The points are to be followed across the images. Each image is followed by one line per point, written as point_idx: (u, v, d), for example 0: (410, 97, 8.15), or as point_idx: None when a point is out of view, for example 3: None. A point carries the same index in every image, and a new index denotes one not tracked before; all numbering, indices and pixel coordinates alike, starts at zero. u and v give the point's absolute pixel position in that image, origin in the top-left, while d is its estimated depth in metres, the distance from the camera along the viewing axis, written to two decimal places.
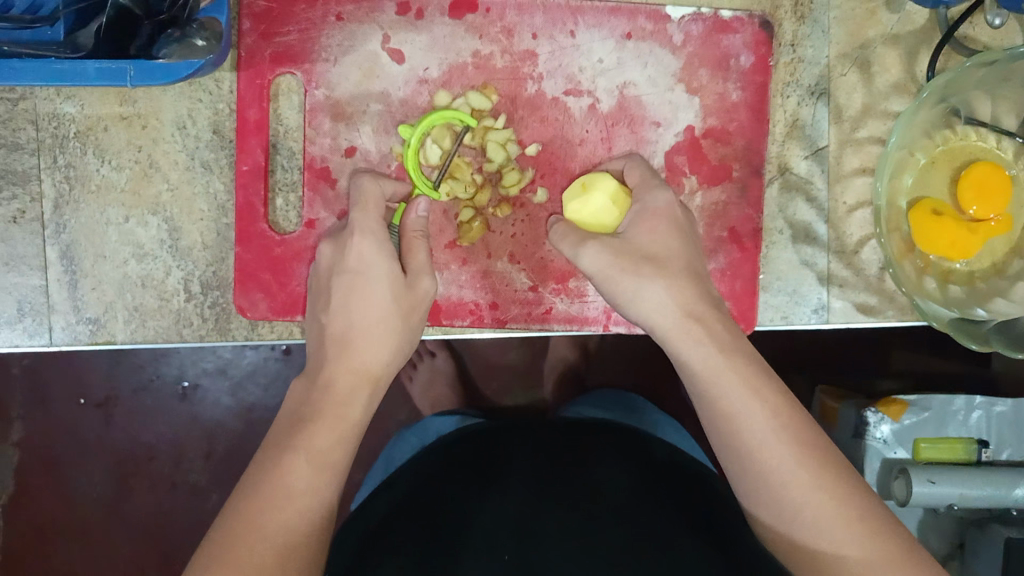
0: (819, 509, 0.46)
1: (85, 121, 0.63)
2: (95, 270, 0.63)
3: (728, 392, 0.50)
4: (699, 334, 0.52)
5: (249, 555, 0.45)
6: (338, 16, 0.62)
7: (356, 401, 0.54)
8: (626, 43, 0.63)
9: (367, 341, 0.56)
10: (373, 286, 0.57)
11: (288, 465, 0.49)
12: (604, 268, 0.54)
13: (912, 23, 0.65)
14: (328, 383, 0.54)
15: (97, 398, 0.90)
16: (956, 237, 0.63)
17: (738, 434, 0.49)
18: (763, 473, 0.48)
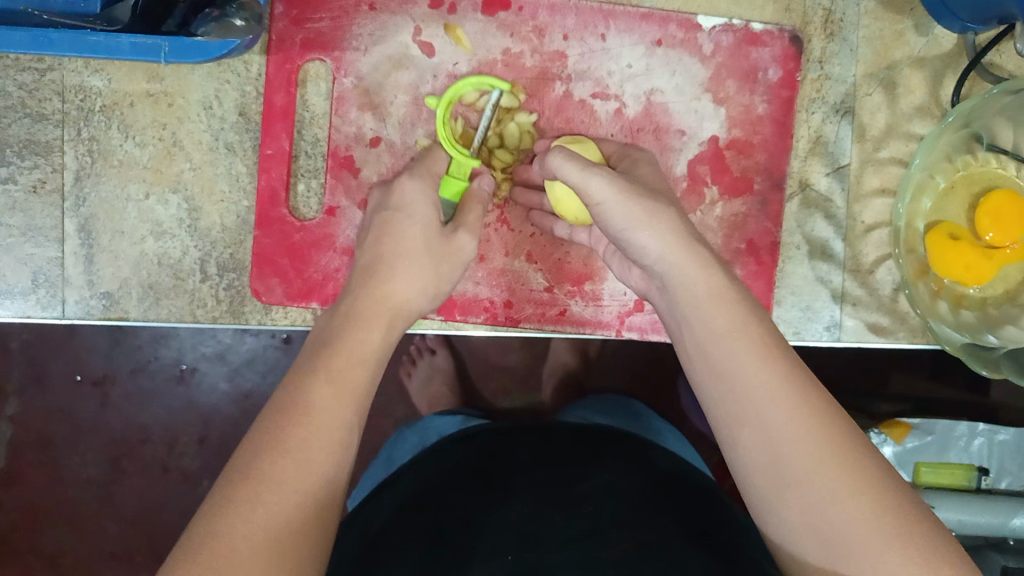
0: (801, 446, 0.41)
1: (112, 96, 0.63)
2: (112, 245, 0.63)
3: (721, 319, 0.46)
4: (703, 258, 0.49)
5: (271, 463, 0.40)
6: (371, 6, 0.62)
7: (375, 329, 0.50)
8: (655, 50, 0.63)
9: (402, 271, 0.54)
10: (411, 231, 0.55)
11: (310, 386, 0.44)
12: (612, 196, 0.51)
13: (940, 46, 0.66)
14: (349, 311, 0.51)
15: (95, 375, 0.87)
16: (970, 262, 0.63)
17: (729, 360, 0.45)
18: (752, 398, 0.43)
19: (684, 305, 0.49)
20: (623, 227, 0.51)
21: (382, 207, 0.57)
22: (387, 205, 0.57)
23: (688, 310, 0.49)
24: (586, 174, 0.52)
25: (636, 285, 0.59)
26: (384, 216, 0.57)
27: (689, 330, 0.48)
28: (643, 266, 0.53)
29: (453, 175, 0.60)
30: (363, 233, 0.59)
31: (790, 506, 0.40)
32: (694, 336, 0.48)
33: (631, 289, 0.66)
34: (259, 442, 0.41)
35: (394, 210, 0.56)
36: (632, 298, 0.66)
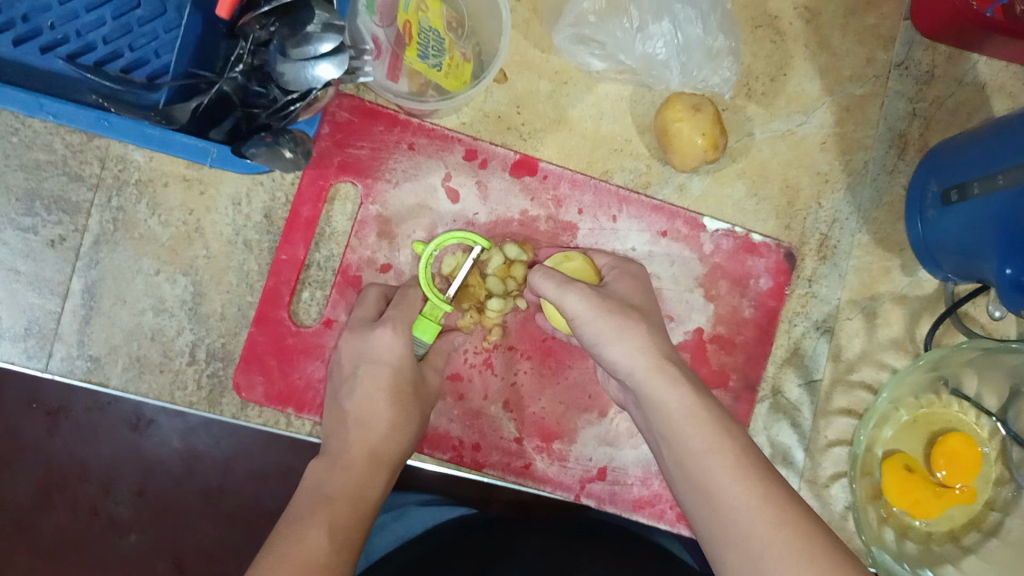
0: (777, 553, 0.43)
1: (149, 173, 0.66)
2: (110, 311, 0.65)
3: (697, 438, 0.49)
4: (673, 378, 0.52)
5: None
6: (410, 146, 0.66)
7: (378, 485, 0.59)
8: (660, 239, 0.68)
9: (387, 425, 0.60)
10: (393, 377, 0.61)
11: (307, 535, 0.53)
12: (588, 313, 0.54)
13: (921, 289, 0.70)
14: (347, 467, 0.58)
15: (49, 404, 0.76)
16: (920, 498, 0.66)
17: (708, 477, 0.48)
18: (735, 514, 0.46)
19: (656, 425, 0.53)
20: (596, 340, 0.54)
21: (363, 360, 0.62)
22: (365, 356, 0.62)
23: (663, 434, 0.52)
24: (563, 290, 0.55)
25: (615, 393, 0.64)
26: (365, 368, 0.62)
27: (667, 453, 0.52)
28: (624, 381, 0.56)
29: (428, 316, 0.63)
30: (340, 382, 0.63)
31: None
32: (671, 456, 0.51)
33: (596, 457, 0.68)
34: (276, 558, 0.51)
35: (377, 362, 0.62)
36: (595, 465, 0.68)
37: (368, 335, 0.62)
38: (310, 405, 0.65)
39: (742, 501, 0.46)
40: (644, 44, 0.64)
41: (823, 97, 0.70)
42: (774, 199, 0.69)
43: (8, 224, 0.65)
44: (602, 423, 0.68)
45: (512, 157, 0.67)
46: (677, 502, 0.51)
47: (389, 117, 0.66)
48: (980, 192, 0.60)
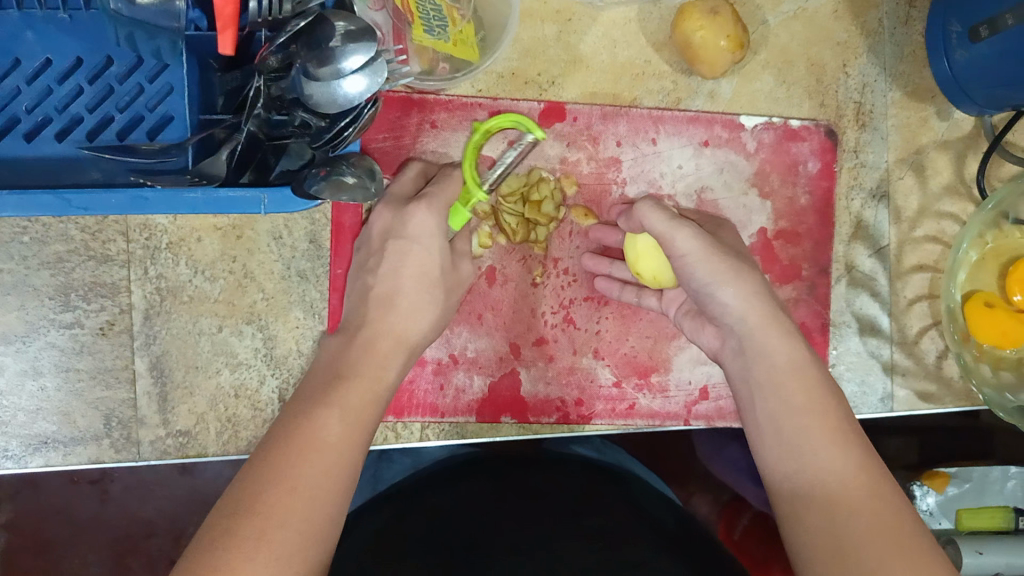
0: (863, 520, 0.43)
1: (179, 233, 0.62)
2: (185, 381, 0.63)
3: (800, 393, 0.49)
4: (785, 330, 0.52)
5: (303, 461, 0.44)
6: (433, 124, 0.64)
7: (392, 366, 0.52)
8: (703, 150, 0.67)
9: (414, 310, 0.54)
10: (422, 258, 0.55)
11: (321, 418, 0.46)
12: (698, 255, 0.52)
13: (960, 129, 0.70)
14: (370, 343, 0.52)
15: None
16: (1007, 329, 0.66)
17: (805, 433, 0.48)
18: (823, 475, 0.46)
19: (751, 378, 0.52)
20: (707, 284, 0.53)
21: (391, 234, 0.56)
22: (398, 231, 0.55)
23: (757, 388, 0.51)
24: (674, 225, 0.52)
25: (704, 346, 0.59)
26: (394, 244, 0.55)
27: (757, 405, 0.51)
28: (721, 326, 0.55)
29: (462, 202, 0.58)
30: (368, 257, 0.57)
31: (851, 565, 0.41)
32: (762, 406, 0.50)
33: (696, 378, 0.66)
34: (292, 445, 0.44)
35: (408, 239, 0.55)
36: (696, 387, 0.67)
37: (403, 212, 0.56)
38: (409, 408, 0.63)
39: (829, 457, 0.46)
40: None
41: None
42: (802, 81, 0.68)
43: (49, 325, 0.62)
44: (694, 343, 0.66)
45: (538, 108, 0.65)
46: (759, 454, 0.50)
47: (403, 101, 0.63)
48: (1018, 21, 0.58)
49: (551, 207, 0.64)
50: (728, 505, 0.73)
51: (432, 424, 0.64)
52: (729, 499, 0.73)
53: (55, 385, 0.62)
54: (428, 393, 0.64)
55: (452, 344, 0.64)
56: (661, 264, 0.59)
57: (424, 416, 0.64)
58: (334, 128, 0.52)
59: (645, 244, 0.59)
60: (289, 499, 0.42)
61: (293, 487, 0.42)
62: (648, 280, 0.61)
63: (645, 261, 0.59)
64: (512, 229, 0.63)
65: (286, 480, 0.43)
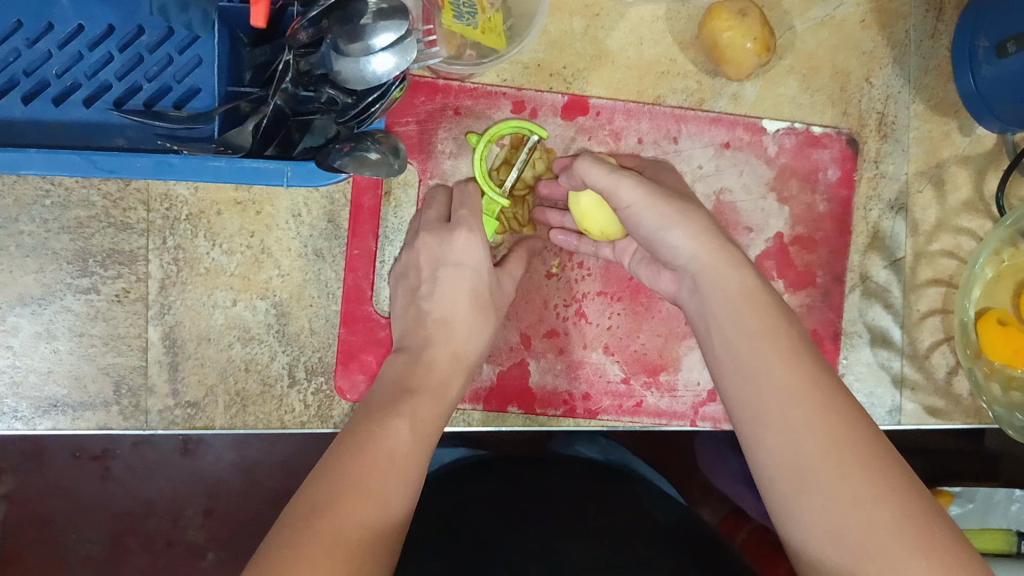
0: (819, 451, 0.41)
1: (199, 205, 0.63)
2: (197, 352, 0.63)
3: (751, 322, 0.46)
4: (734, 262, 0.49)
5: (377, 464, 0.43)
6: (457, 111, 0.64)
7: (454, 381, 0.53)
8: (724, 151, 0.67)
9: (468, 325, 0.55)
10: (473, 281, 0.56)
11: (389, 428, 0.46)
12: (645, 199, 0.50)
13: (982, 145, 0.71)
14: (430, 363, 0.53)
15: (94, 449, 0.64)
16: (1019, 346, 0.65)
17: (756, 365, 0.45)
18: (777, 403, 0.43)
19: (707, 312, 0.49)
20: (654, 228, 0.51)
21: (441, 262, 0.56)
22: (444, 259, 0.56)
23: (714, 323, 0.49)
24: (617, 175, 0.50)
25: (665, 288, 0.57)
26: (445, 271, 0.56)
27: (712, 339, 0.48)
28: (676, 269, 0.53)
29: (487, 212, 0.60)
30: (415, 286, 0.58)
31: (811, 496, 0.40)
32: (719, 339, 0.48)
33: (704, 379, 0.66)
34: (367, 449, 0.44)
35: (459, 265, 0.56)
36: (705, 387, 0.67)
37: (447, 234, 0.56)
38: None
39: (787, 386, 0.43)
40: None
41: None
42: (826, 88, 0.68)
43: (66, 289, 0.62)
44: None
45: (561, 101, 0.65)
46: (719, 391, 0.48)
47: (429, 86, 0.64)
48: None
49: (530, 173, 0.63)
50: (728, 517, 0.71)
51: None
52: (729, 511, 0.71)
53: (68, 348, 0.62)
54: None
55: None
56: (607, 220, 0.57)
57: None
58: (361, 105, 0.53)
59: (588, 202, 0.57)
60: (361, 499, 0.41)
61: (366, 496, 0.41)
62: (596, 233, 0.59)
63: (592, 219, 0.58)
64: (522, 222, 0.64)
65: (356, 485, 0.41)
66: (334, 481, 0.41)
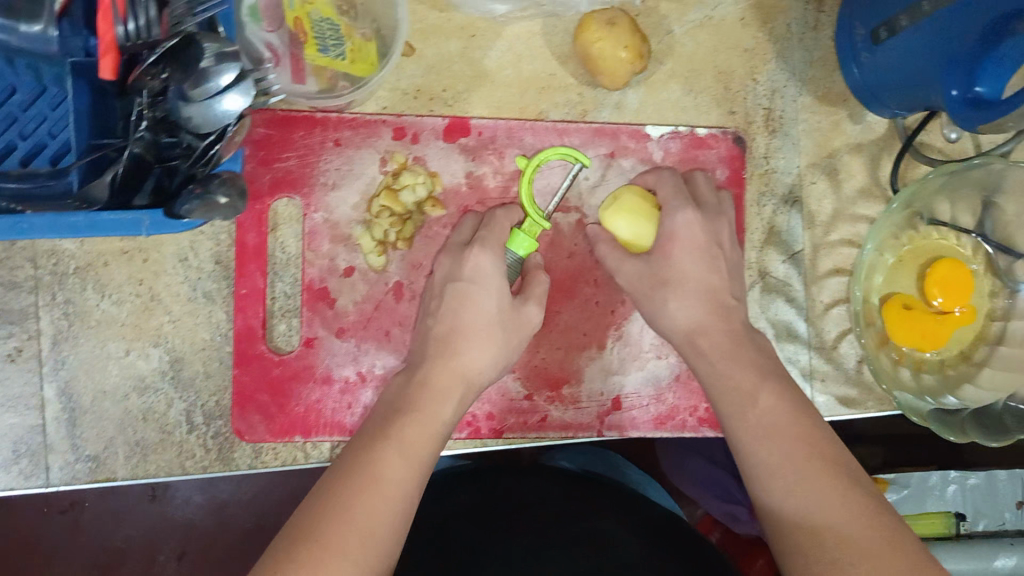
0: (798, 470, 0.50)
1: (85, 258, 0.63)
2: (95, 405, 0.63)
3: (744, 378, 0.55)
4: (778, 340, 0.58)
5: (366, 492, 0.46)
6: (336, 142, 0.63)
7: (450, 400, 0.55)
8: (610, 161, 0.66)
9: (473, 349, 0.57)
10: (484, 298, 0.58)
11: (381, 454, 0.49)
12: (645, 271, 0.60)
13: (873, 131, 0.70)
14: (425, 381, 0.55)
15: None
16: (926, 330, 0.67)
17: (750, 410, 0.54)
18: (768, 438, 0.52)
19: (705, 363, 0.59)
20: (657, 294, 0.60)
21: (452, 278, 0.59)
22: (456, 275, 0.59)
23: (716, 383, 0.57)
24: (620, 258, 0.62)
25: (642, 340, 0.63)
26: (455, 287, 0.58)
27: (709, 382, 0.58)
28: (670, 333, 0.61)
29: (525, 231, 0.58)
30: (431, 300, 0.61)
31: (802, 509, 0.48)
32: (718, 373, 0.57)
33: (607, 388, 0.67)
34: (360, 473, 0.48)
35: (468, 281, 0.58)
36: (609, 397, 0.67)
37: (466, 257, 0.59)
38: (316, 427, 0.64)
39: (767, 412, 0.53)
40: None
41: None
42: (710, 89, 0.68)
43: None
44: (605, 353, 0.67)
45: (441, 124, 0.64)
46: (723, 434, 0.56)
47: (306, 119, 0.63)
48: (931, 9, 0.58)
49: (411, 197, 0.63)
50: None
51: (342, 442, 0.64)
52: None
53: None
54: (335, 411, 0.64)
55: (360, 363, 0.64)
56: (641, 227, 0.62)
57: (331, 434, 0.64)
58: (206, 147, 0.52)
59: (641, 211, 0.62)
60: (343, 529, 0.44)
61: (351, 518, 0.45)
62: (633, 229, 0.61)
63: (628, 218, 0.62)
64: (398, 239, 0.63)
65: (340, 513, 0.45)
66: (318, 512, 0.45)
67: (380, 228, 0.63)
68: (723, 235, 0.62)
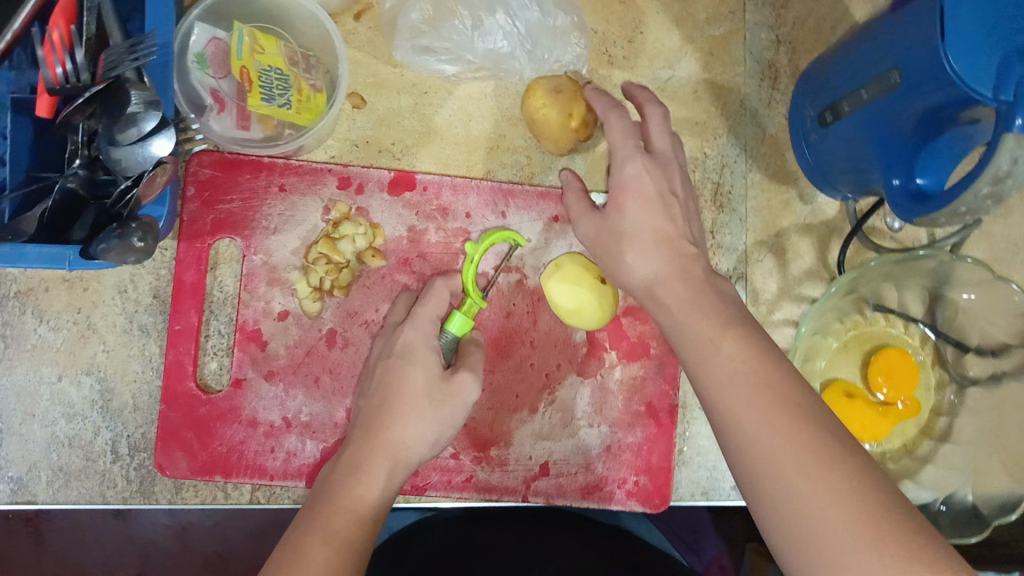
0: (777, 441, 0.41)
1: (28, 283, 0.64)
2: (23, 428, 0.63)
3: (700, 325, 0.48)
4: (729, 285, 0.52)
5: None
6: (281, 188, 0.65)
7: (377, 481, 0.52)
8: (553, 225, 0.67)
9: (401, 422, 0.55)
10: (421, 370, 0.57)
11: (304, 546, 0.46)
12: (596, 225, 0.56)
13: (823, 214, 0.71)
14: (353, 463, 0.53)
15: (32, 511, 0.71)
16: (866, 420, 0.66)
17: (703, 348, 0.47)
18: (722, 384, 0.45)
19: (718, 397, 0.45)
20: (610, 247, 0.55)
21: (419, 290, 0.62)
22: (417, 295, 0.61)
23: (678, 340, 0.50)
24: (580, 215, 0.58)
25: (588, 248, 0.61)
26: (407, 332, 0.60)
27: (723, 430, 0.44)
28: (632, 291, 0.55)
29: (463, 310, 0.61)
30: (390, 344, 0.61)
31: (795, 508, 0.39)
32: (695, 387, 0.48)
33: (536, 453, 0.66)
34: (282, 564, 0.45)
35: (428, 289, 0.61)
36: (537, 462, 0.66)
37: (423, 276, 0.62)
38: (237, 468, 0.63)
39: (797, 464, 0.40)
40: (484, 41, 0.64)
41: (684, 46, 0.70)
42: None
43: None
44: (536, 418, 0.66)
45: (386, 176, 0.65)
46: None
47: (253, 163, 0.65)
48: (869, 97, 0.58)
49: (350, 247, 0.64)
50: None
51: (261, 486, 0.64)
52: None
53: None
54: (257, 454, 0.64)
55: (286, 408, 0.64)
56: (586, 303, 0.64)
57: (251, 478, 0.64)
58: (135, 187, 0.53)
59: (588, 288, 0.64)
60: None
61: None
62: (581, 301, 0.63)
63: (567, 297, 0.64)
64: (334, 286, 0.64)
65: None
66: None
67: (316, 275, 0.64)
68: (676, 180, 0.56)
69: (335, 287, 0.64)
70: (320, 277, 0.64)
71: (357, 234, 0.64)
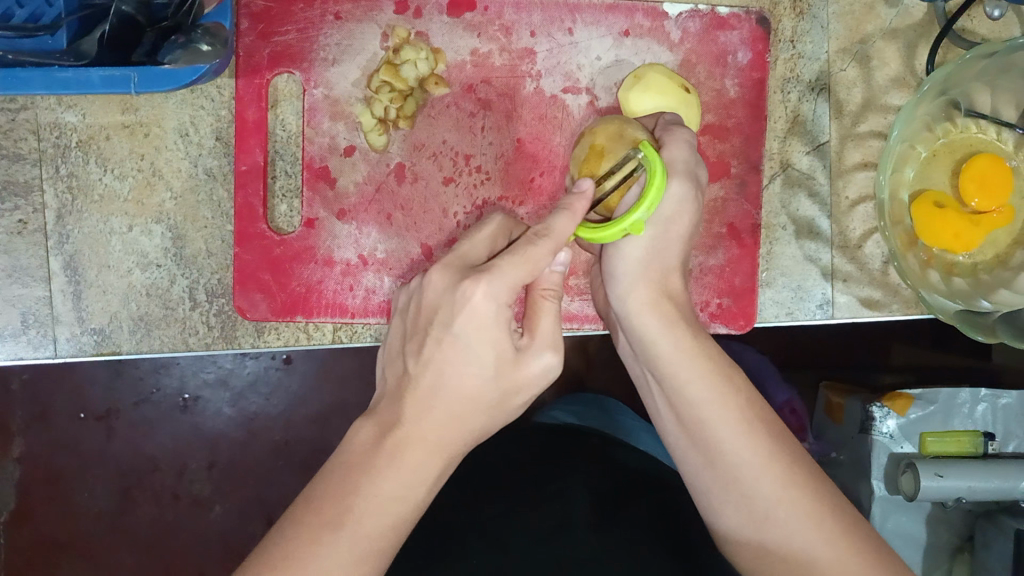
0: (734, 449, 0.49)
1: (88, 131, 0.62)
2: (99, 280, 0.62)
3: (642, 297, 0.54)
4: (673, 312, 0.54)
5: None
6: (337, 15, 0.62)
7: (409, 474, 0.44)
8: (623, 40, 0.63)
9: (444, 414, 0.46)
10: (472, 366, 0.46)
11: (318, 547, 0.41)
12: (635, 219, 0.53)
13: (911, 17, 0.66)
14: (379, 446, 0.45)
15: (99, 412, 0.94)
16: (959, 229, 0.61)
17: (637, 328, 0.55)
18: (680, 390, 0.52)
19: (689, 422, 0.51)
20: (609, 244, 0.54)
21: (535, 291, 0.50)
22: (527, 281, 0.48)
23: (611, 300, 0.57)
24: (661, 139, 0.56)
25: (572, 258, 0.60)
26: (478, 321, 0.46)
27: (682, 450, 0.52)
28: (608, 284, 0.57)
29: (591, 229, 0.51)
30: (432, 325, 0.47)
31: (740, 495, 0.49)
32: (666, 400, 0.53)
33: None
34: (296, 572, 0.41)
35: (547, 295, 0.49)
36: None
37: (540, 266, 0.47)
38: (318, 308, 0.63)
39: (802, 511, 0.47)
40: None
41: None
42: None
43: None
44: None
45: None
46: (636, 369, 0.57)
47: None
48: None
49: (413, 73, 0.61)
50: None
51: (344, 324, 0.64)
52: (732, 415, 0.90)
53: None
54: (337, 293, 0.63)
55: (361, 245, 0.63)
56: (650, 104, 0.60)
57: (333, 316, 0.63)
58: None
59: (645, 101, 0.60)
60: None
61: None
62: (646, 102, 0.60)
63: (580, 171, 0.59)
64: (399, 116, 0.62)
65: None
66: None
67: (380, 105, 0.61)
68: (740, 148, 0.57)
69: (401, 117, 0.62)
70: (385, 105, 0.61)
71: (419, 57, 0.61)
